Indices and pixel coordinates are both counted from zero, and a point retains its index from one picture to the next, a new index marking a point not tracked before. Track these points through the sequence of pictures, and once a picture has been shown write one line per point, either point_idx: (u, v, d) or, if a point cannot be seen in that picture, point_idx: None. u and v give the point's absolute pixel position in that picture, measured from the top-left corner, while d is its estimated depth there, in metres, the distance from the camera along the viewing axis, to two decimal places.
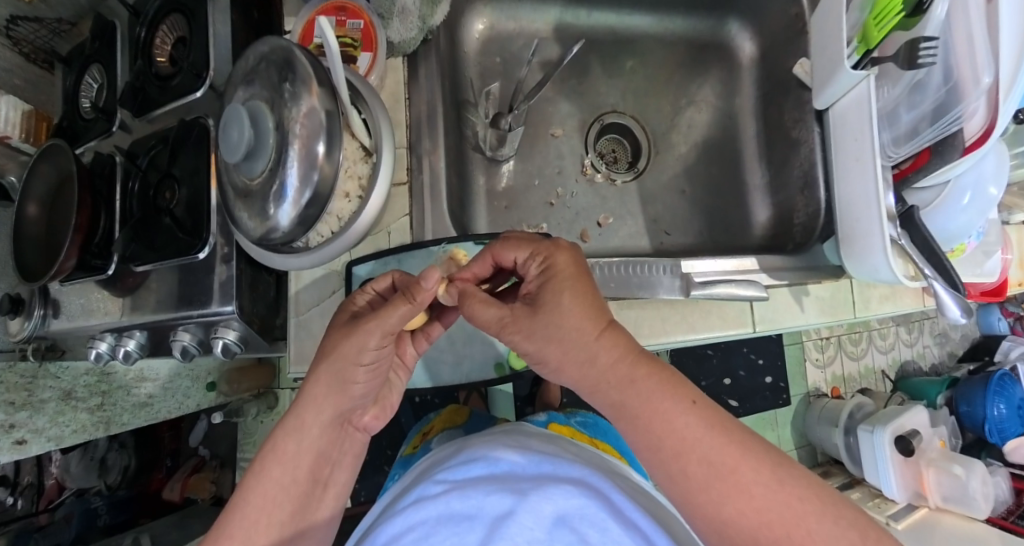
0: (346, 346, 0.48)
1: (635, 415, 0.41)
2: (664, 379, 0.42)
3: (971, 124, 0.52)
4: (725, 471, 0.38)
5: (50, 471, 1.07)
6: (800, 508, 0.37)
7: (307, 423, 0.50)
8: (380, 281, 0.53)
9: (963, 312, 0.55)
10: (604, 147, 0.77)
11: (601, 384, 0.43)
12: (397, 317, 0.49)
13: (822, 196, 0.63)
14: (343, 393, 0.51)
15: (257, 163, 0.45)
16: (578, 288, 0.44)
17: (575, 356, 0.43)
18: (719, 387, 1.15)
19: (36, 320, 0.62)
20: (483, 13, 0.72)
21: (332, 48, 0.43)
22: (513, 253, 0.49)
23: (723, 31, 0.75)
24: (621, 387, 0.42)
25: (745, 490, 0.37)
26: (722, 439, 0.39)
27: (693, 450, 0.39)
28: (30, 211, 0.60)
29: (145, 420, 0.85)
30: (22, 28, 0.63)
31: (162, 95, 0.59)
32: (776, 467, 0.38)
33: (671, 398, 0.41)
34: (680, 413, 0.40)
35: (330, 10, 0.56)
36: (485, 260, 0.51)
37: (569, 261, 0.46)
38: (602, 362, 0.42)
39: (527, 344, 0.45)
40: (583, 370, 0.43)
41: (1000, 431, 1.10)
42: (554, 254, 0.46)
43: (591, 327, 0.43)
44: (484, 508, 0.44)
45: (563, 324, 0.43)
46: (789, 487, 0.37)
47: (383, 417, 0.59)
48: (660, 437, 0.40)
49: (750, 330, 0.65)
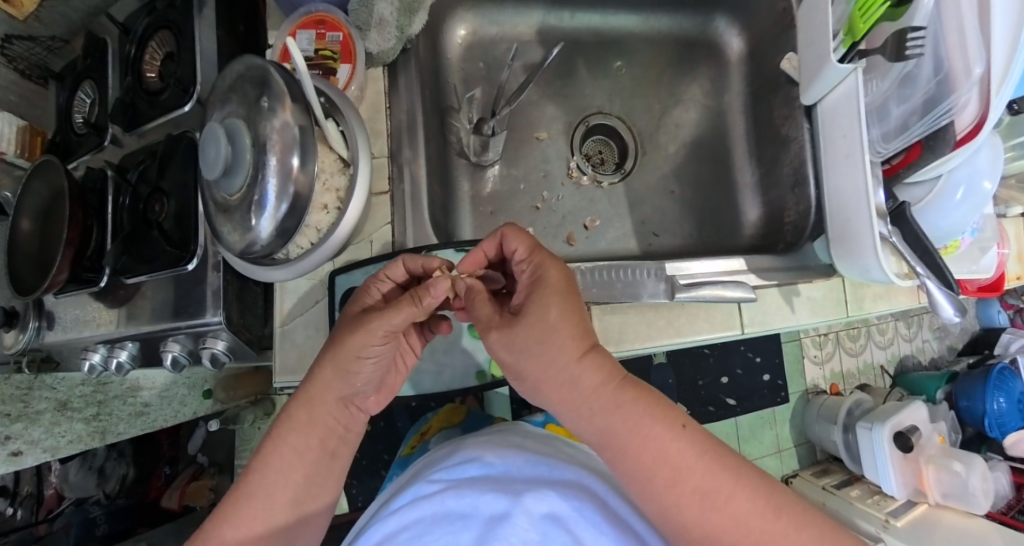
0: (350, 340, 0.47)
1: (623, 445, 0.40)
2: (652, 408, 0.40)
3: (963, 116, 0.51)
4: (713, 504, 0.37)
5: (49, 482, 1.08)
6: (797, 537, 0.37)
7: (316, 402, 0.49)
8: (393, 268, 0.53)
9: (956, 311, 0.54)
10: (590, 148, 0.77)
11: (585, 407, 0.41)
12: (401, 318, 0.47)
13: (813, 194, 0.62)
14: (345, 381, 0.49)
15: (235, 179, 0.45)
16: (565, 301, 0.43)
17: (556, 377, 0.42)
18: (718, 386, 1.15)
19: (30, 332, 0.63)
20: (467, 18, 0.72)
21: (302, 73, 0.44)
22: (515, 244, 0.48)
23: (711, 29, 0.75)
24: (608, 411, 0.41)
25: (743, 520, 0.37)
26: (714, 474, 0.38)
27: (688, 478, 0.38)
28: (24, 226, 0.60)
29: (142, 429, 0.82)
30: (16, 46, 0.63)
31: (152, 110, 0.59)
32: (771, 494, 0.38)
33: (661, 428, 0.40)
34: (670, 443, 0.39)
35: (309, 24, 0.57)
36: (495, 239, 0.50)
37: (560, 276, 0.44)
38: (587, 386, 0.41)
39: (505, 354, 0.44)
40: (566, 392, 0.42)
41: (1000, 425, 1.08)
42: (546, 265, 0.45)
43: (575, 348, 0.42)
44: (479, 507, 0.43)
45: (543, 340, 0.42)
46: (786, 516, 0.37)
47: (384, 403, 0.56)
48: (652, 466, 0.39)
49: (738, 332, 0.64)
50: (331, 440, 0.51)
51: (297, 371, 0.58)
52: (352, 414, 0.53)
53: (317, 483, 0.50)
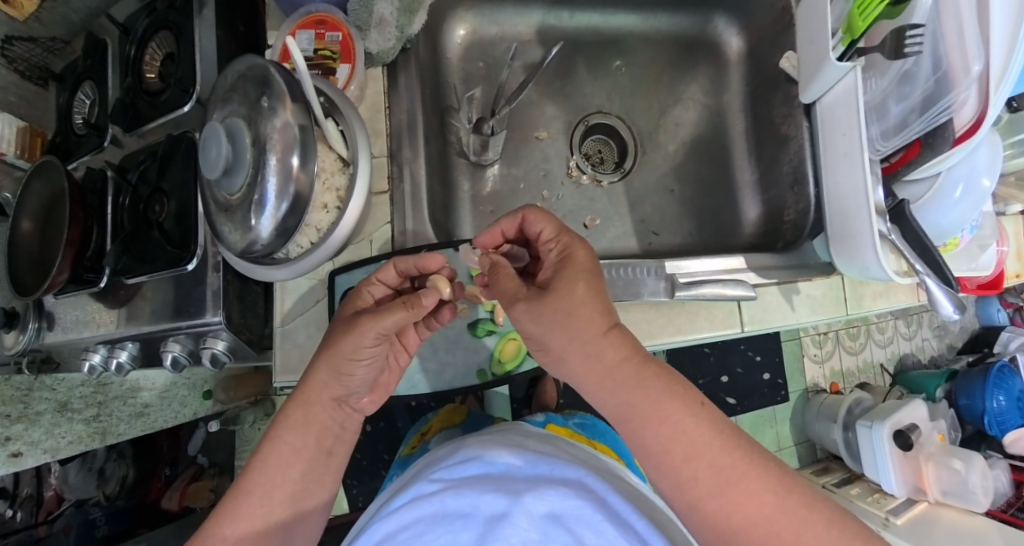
0: (343, 343, 0.48)
1: (643, 418, 0.40)
2: (671, 385, 0.40)
3: (961, 114, 0.51)
4: (727, 481, 0.37)
5: (49, 483, 1.08)
6: (809, 517, 0.36)
7: (311, 402, 0.49)
8: (384, 272, 0.53)
9: (954, 307, 0.54)
10: (590, 148, 0.77)
11: (607, 380, 0.41)
12: (395, 321, 0.48)
13: (812, 192, 0.62)
14: (341, 382, 0.50)
15: (236, 178, 0.45)
16: (590, 281, 0.43)
17: (582, 346, 0.41)
18: (718, 385, 1.15)
19: (30, 333, 0.63)
20: (466, 18, 0.72)
21: (303, 72, 0.44)
22: (540, 226, 0.48)
23: (710, 28, 0.75)
24: (629, 385, 0.41)
25: (755, 498, 0.36)
26: (729, 452, 0.38)
27: (704, 453, 0.38)
28: (24, 227, 0.60)
29: (142, 430, 0.82)
30: (16, 47, 0.64)
31: (152, 110, 0.59)
32: (783, 475, 0.38)
33: (679, 405, 0.39)
34: (687, 420, 0.39)
35: (309, 24, 0.57)
36: (515, 219, 0.50)
37: (587, 257, 0.45)
38: (611, 360, 0.41)
39: (531, 325, 0.43)
40: (589, 364, 0.42)
41: (1000, 423, 1.09)
42: (575, 246, 0.46)
43: (601, 323, 0.41)
44: (479, 507, 0.43)
45: (574, 311, 0.41)
46: (797, 495, 0.37)
47: (380, 402, 0.57)
48: (669, 441, 0.39)
49: (738, 330, 0.64)
50: (326, 440, 0.51)
51: (298, 370, 0.58)
52: (347, 412, 0.53)
53: (314, 482, 0.50)
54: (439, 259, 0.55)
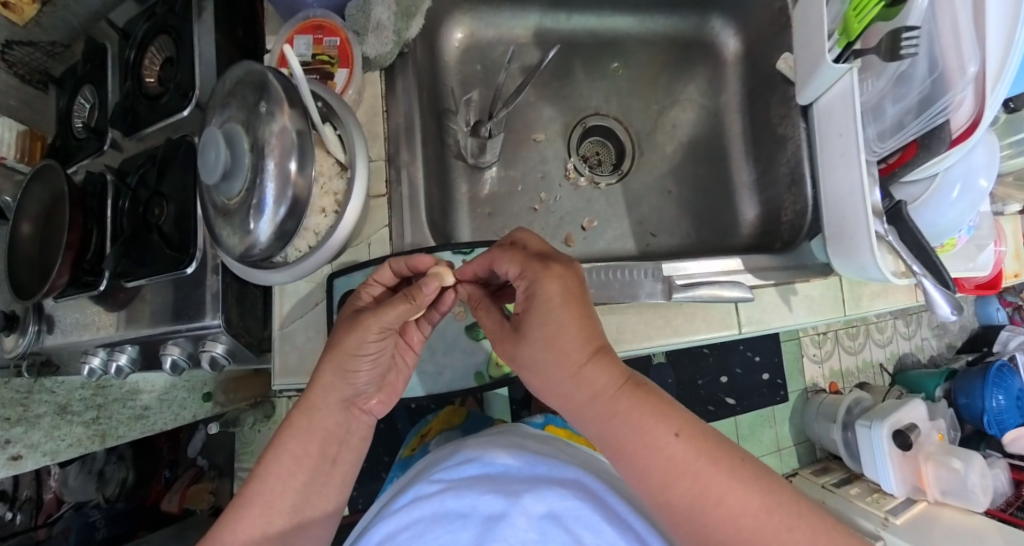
0: (346, 339, 0.48)
1: (620, 444, 0.40)
2: (648, 410, 0.40)
3: (958, 114, 0.52)
4: (706, 503, 0.37)
5: (48, 486, 1.09)
6: (791, 538, 0.36)
7: (315, 406, 0.50)
8: (381, 272, 0.54)
9: (952, 309, 0.54)
10: (588, 149, 0.77)
11: (582, 414, 0.43)
12: (395, 315, 0.48)
13: (808, 194, 0.62)
14: (346, 381, 0.50)
15: (235, 183, 0.46)
16: (558, 323, 0.42)
17: (556, 387, 0.43)
18: (716, 385, 1.15)
19: (30, 336, 0.63)
20: (463, 21, 0.72)
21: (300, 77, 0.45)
22: (507, 266, 0.47)
23: (707, 29, 0.76)
24: (604, 418, 0.41)
25: (734, 520, 0.37)
26: (711, 471, 0.38)
27: (682, 477, 0.38)
28: (24, 230, 0.60)
29: (141, 432, 0.82)
30: (16, 52, 0.64)
31: (151, 114, 0.60)
32: (767, 492, 0.37)
33: (657, 429, 0.39)
34: (666, 442, 0.39)
35: (307, 29, 0.58)
36: (484, 261, 0.51)
37: (555, 289, 0.43)
38: (584, 397, 0.42)
39: (512, 365, 0.47)
40: (566, 400, 0.43)
41: (999, 422, 1.09)
42: (540, 280, 0.43)
43: (569, 364, 0.42)
44: (478, 507, 0.43)
45: (544, 356, 0.43)
46: (780, 514, 0.36)
47: (390, 403, 0.56)
48: (649, 463, 0.39)
49: (736, 331, 0.64)
50: (330, 446, 0.51)
51: (298, 373, 0.59)
52: (353, 415, 0.53)
53: (316, 491, 0.50)
54: (429, 258, 0.53)
